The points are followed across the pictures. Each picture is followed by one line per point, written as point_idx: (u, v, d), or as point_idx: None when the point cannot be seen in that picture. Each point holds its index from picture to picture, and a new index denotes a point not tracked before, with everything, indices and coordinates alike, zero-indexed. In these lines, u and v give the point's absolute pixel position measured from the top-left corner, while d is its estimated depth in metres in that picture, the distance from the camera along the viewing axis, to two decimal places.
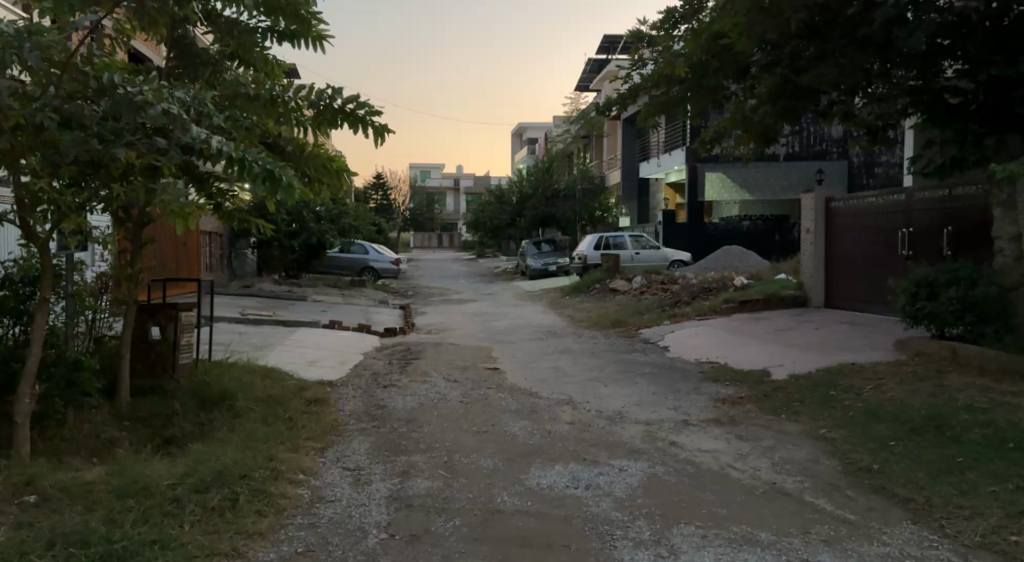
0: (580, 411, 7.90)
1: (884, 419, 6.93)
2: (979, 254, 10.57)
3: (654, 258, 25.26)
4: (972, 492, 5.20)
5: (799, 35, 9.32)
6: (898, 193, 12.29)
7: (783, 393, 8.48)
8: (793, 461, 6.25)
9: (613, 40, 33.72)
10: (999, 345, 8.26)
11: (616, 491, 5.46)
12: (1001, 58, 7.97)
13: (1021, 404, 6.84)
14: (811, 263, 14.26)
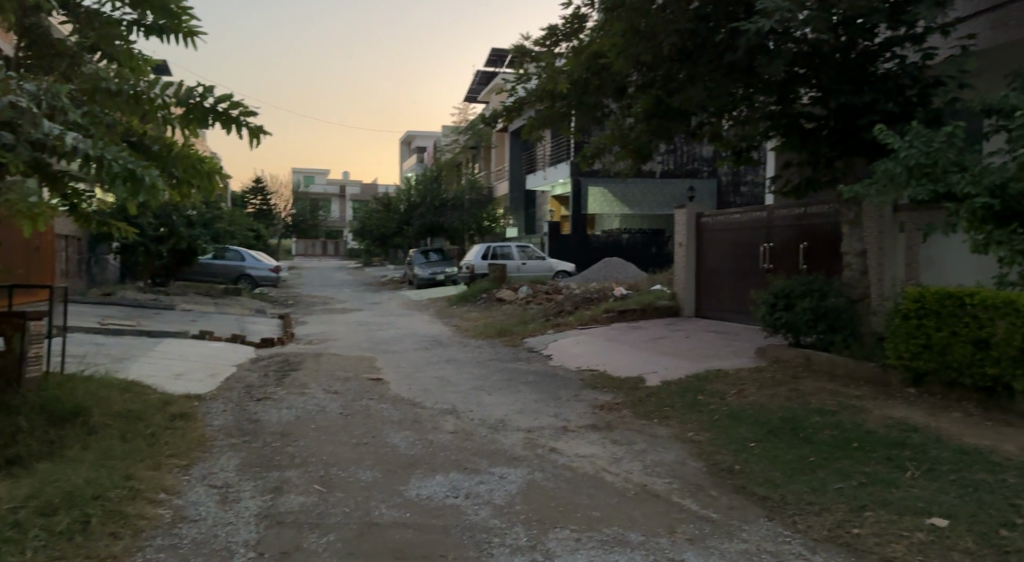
0: (462, 420, 7.93)
1: (746, 422, 7.36)
2: (830, 268, 11.44)
3: (540, 269, 25.57)
4: (821, 489, 5.60)
5: (672, 58, 9.80)
6: (760, 210, 13.12)
7: (656, 398, 8.83)
8: (662, 464, 6.52)
9: (500, 54, 34.17)
10: (847, 352, 8.98)
11: (494, 498, 5.50)
12: (849, 87, 8.68)
13: (864, 406, 7.45)
14: (683, 275, 14.96)
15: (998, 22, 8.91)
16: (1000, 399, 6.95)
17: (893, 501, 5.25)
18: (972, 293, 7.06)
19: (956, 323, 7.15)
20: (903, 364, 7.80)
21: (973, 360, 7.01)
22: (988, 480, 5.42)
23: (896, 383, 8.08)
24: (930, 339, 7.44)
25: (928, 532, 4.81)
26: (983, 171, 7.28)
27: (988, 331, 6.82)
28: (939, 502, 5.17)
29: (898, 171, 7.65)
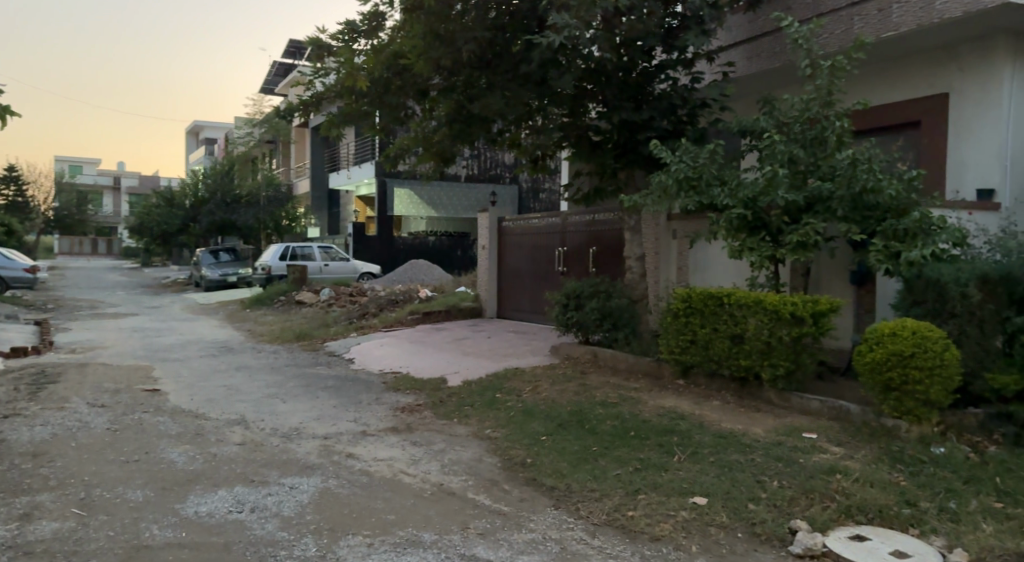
0: (252, 430, 7.52)
1: (538, 417, 7.68)
2: (615, 271, 12.26)
3: (343, 271, 25.01)
4: (602, 477, 5.98)
5: (471, 65, 10.04)
6: (555, 216, 13.78)
7: (455, 398, 8.95)
8: (459, 462, 6.62)
9: (298, 46, 32.93)
10: (629, 348, 9.69)
11: (283, 510, 5.27)
12: (630, 104, 9.40)
13: (643, 398, 8.08)
14: (485, 277, 15.34)
15: (753, 53, 10.07)
16: (751, 387, 7.86)
17: (664, 483, 5.74)
18: (729, 293, 7.92)
19: (716, 321, 7.98)
20: (674, 359, 8.57)
21: (729, 353, 7.86)
22: (741, 460, 6.10)
23: (669, 375, 8.85)
24: (696, 335, 8.24)
25: (691, 510, 5.31)
26: (739, 186, 8.20)
27: (742, 327, 7.70)
28: (700, 482, 5.74)
29: (669, 183, 8.44)
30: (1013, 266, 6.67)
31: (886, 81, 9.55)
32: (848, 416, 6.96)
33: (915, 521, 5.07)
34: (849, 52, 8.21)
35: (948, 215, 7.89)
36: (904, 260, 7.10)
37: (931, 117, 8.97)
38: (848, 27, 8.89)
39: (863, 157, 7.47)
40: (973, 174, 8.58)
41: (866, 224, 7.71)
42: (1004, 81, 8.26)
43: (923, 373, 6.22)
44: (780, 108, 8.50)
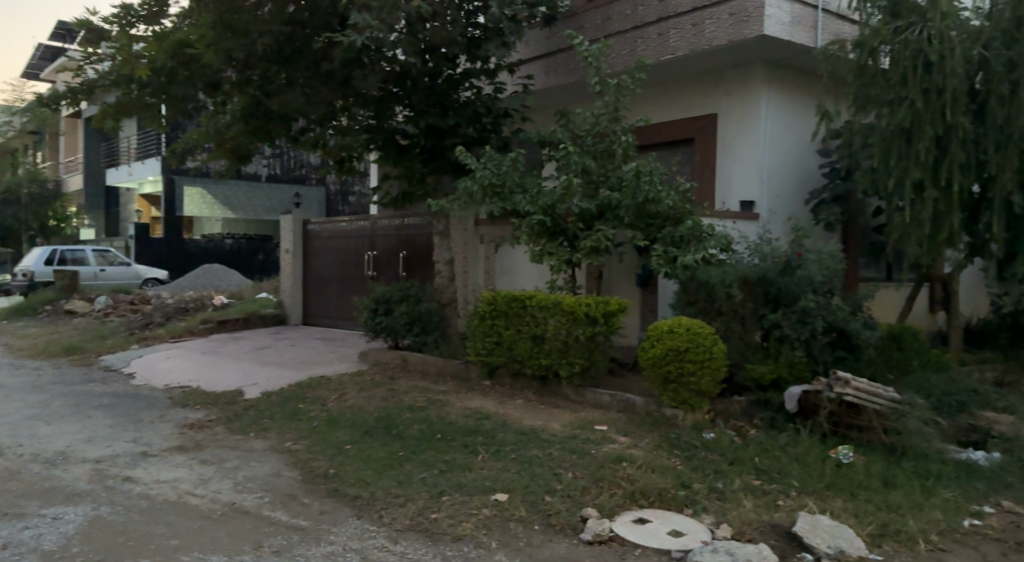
0: (7, 457, 6.64)
1: (342, 426, 7.50)
2: (423, 275, 12.28)
3: (123, 277, 22.81)
4: (407, 481, 5.96)
5: (269, 60, 9.61)
6: (363, 220, 13.55)
7: (252, 411, 8.50)
8: (254, 478, 6.29)
9: (69, 29, 29.71)
10: (436, 351, 9.76)
11: (43, 544, 4.71)
12: (435, 109, 9.49)
13: (449, 400, 8.17)
14: (289, 283, 14.75)
15: (550, 68, 10.55)
16: (551, 385, 8.22)
17: (466, 483, 5.84)
18: (531, 295, 8.24)
19: (520, 323, 8.28)
20: (480, 360, 8.75)
21: (530, 353, 8.17)
22: (540, 455, 6.35)
23: (476, 377, 9.03)
24: (501, 336, 8.48)
25: (492, 508, 5.44)
26: (538, 193, 8.57)
27: (542, 328, 8.05)
28: (502, 479, 5.90)
29: (473, 189, 8.66)
30: (768, 269, 7.55)
31: (667, 101, 10.44)
32: (635, 408, 7.51)
33: (689, 502, 5.56)
34: (634, 71, 8.86)
35: (717, 224, 8.76)
36: (679, 264, 7.83)
37: (705, 134, 9.90)
38: (633, 48, 9.58)
39: (646, 170, 8.12)
40: (740, 188, 9.58)
41: (649, 231, 8.35)
42: (761, 106, 9.32)
43: (697, 365, 6.88)
44: (574, 121, 8.98)
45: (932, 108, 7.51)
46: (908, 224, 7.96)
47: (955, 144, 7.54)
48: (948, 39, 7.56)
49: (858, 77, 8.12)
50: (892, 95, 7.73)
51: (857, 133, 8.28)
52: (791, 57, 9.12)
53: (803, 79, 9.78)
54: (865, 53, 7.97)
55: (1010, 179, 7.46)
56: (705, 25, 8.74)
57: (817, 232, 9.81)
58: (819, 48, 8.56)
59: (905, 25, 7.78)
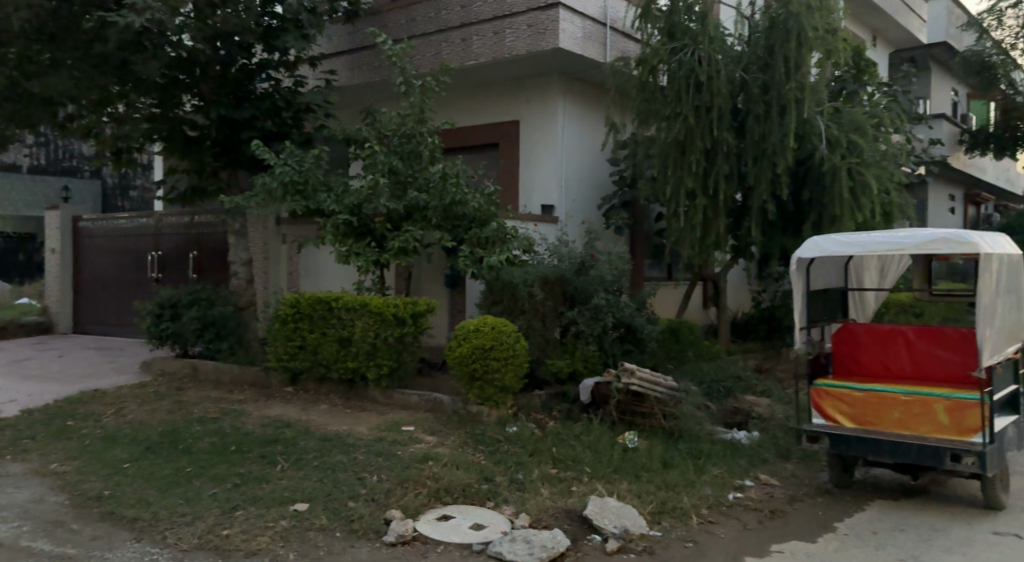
0: None
1: (121, 443, 6.85)
2: (217, 277, 11.56)
3: None
4: (195, 498, 5.57)
5: (31, 37, 8.59)
6: (146, 217, 12.49)
7: (10, 431, 7.52)
8: (9, 507, 5.58)
9: None
10: (232, 358, 9.24)
11: None
12: (228, 101, 8.99)
13: (245, 409, 7.77)
14: (57, 287, 13.25)
15: (353, 65, 10.37)
16: (358, 388, 8.08)
17: (262, 496, 5.57)
18: (336, 297, 8.04)
19: (325, 325, 8.06)
20: (282, 366, 8.41)
21: (336, 356, 7.97)
22: (343, 461, 6.22)
23: (276, 384, 8.68)
24: (304, 340, 8.20)
25: (290, 518, 5.24)
26: (344, 193, 8.39)
27: (349, 330, 7.88)
28: (301, 488, 5.70)
29: (273, 187, 8.31)
30: (565, 269, 7.96)
31: (471, 105, 10.66)
32: (441, 406, 7.60)
33: (491, 495, 5.71)
34: (437, 74, 8.95)
35: (520, 226, 9.06)
36: (484, 265, 8.02)
37: (507, 139, 10.22)
38: (437, 51, 9.67)
39: (451, 173, 8.22)
40: (540, 191, 10.00)
41: (456, 231, 8.46)
42: (559, 115, 9.80)
43: (501, 361, 7.09)
44: (378, 120, 8.91)
45: (703, 123, 8.34)
46: (684, 228, 8.76)
47: (721, 157, 8.43)
48: (715, 62, 8.41)
49: (641, 91, 8.81)
50: (669, 110, 8.47)
51: (641, 143, 8.99)
52: (582, 70, 9.67)
53: (596, 90, 10.40)
54: (647, 70, 8.67)
55: (765, 189, 8.48)
56: (505, 34, 9.02)
57: (609, 234, 10.50)
58: (608, 62, 9.15)
59: (680, 47, 8.56)
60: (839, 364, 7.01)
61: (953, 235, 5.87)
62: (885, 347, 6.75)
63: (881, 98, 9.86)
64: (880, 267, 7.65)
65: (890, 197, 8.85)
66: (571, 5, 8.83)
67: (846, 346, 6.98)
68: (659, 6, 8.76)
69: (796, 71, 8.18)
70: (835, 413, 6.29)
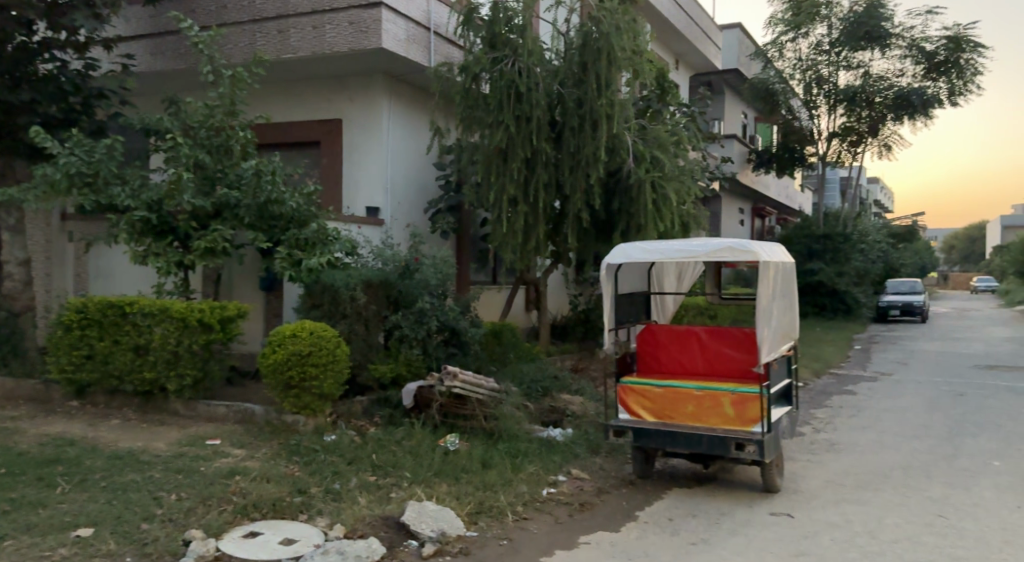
0: None
1: None
2: None
3: None
4: None
5: None
6: None
7: None
8: None
9: None
10: (5, 370, 8.22)
11: None
12: None
13: (19, 427, 6.94)
14: None
15: (154, 50, 9.61)
16: (156, 400, 7.50)
17: (37, 523, 4.96)
18: (132, 302, 7.36)
19: (118, 333, 7.37)
20: (66, 378, 7.61)
21: (132, 366, 7.32)
22: (136, 480, 5.72)
23: (59, 398, 7.84)
24: (93, 349, 7.48)
25: (71, 546, 4.67)
26: (142, 188, 7.76)
27: (147, 337, 7.25)
28: (86, 512, 5.16)
29: (57, 178, 7.50)
30: (388, 273, 7.86)
31: (291, 101, 10.27)
32: (252, 417, 7.23)
33: (303, 507, 5.48)
34: (250, 66, 8.53)
35: (342, 227, 8.81)
36: (303, 267, 7.72)
37: (328, 138, 9.94)
38: (250, 42, 9.21)
39: (266, 170, 7.85)
40: (362, 194, 9.82)
41: (271, 232, 8.08)
42: (383, 116, 9.68)
43: (318, 369, 6.84)
44: (184, 110, 8.32)
45: (523, 133, 8.59)
46: (506, 234, 8.96)
47: (540, 166, 8.75)
48: (534, 74, 8.70)
49: (464, 98, 8.92)
50: (491, 117, 8.65)
51: (465, 149, 9.10)
52: (406, 72, 9.61)
53: (420, 92, 10.38)
54: (469, 77, 8.80)
55: (581, 198, 8.88)
56: (325, 29, 8.77)
57: (433, 238, 10.51)
58: (432, 67, 9.16)
59: (501, 57, 8.78)
60: (642, 363, 7.50)
61: (739, 245, 6.49)
62: (683, 347, 7.30)
63: (681, 117, 10.69)
64: (678, 273, 8.28)
65: (689, 209, 9.61)
66: (394, 6, 8.74)
67: (649, 346, 7.46)
68: (481, 16, 9.02)
69: (607, 87, 8.65)
70: (639, 409, 6.71)
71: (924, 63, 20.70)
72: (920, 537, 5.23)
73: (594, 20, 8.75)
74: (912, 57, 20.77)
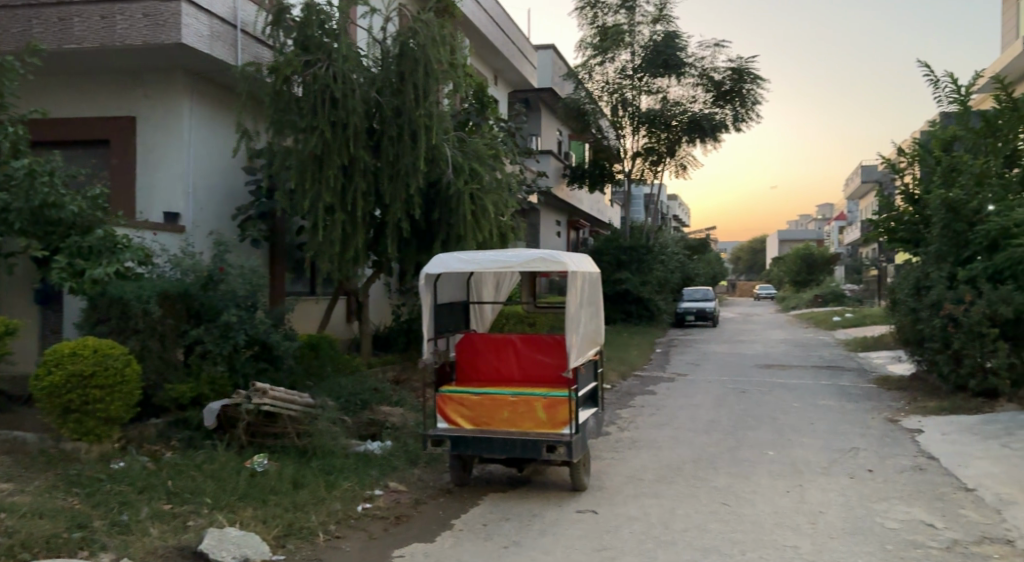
0: None
1: None
2: None
3: None
4: None
5: None
6: None
7: None
8: None
9: None
10: None
11: None
12: None
13: None
14: None
15: None
16: None
17: None
18: None
19: None
20: None
21: None
22: None
23: None
24: None
25: None
26: None
27: None
28: None
29: None
30: (189, 284, 7.36)
31: (77, 94, 9.36)
32: (24, 446, 6.46)
33: (85, 543, 4.94)
34: (21, 54, 7.67)
35: (135, 234, 8.13)
36: (87, 278, 7.02)
37: (119, 137, 9.15)
38: (25, 29, 8.32)
39: (42, 170, 7.08)
40: (160, 199, 9.13)
41: (49, 239, 7.28)
42: (184, 116, 9.07)
43: (105, 390, 6.26)
44: None
45: (338, 140, 8.41)
46: (321, 243, 8.70)
47: (357, 174, 8.59)
48: (350, 81, 8.55)
49: (275, 100, 8.57)
50: (304, 122, 8.40)
51: (276, 154, 8.74)
52: (209, 70, 9.07)
53: (225, 92, 9.84)
54: (279, 79, 8.48)
55: (400, 208, 8.84)
56: (115, 20, 8.10)
57: (242, 246, 9.97)
58: (239, 66, 8.72)
59: (313, 61, 8.56)
60: (461, 371, 7.59)
61: (549, 256, 6.77)
62: (499, 355, 7.47)
63: (498, 132, 10.99)
64: (496, 282, 8.46)
65: (506, 220, 9.87)
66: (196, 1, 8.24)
67: (467, 354, 7.57)
68: (293, 17, 8.75)
69: (424, 99, 8.69)
70: (456, 417, 6.78)
71: (713, 91, 22.80)
72: (707, 524, 5.71)
73: (410, 31, 8.78)
74: (703, 85, 22.81)
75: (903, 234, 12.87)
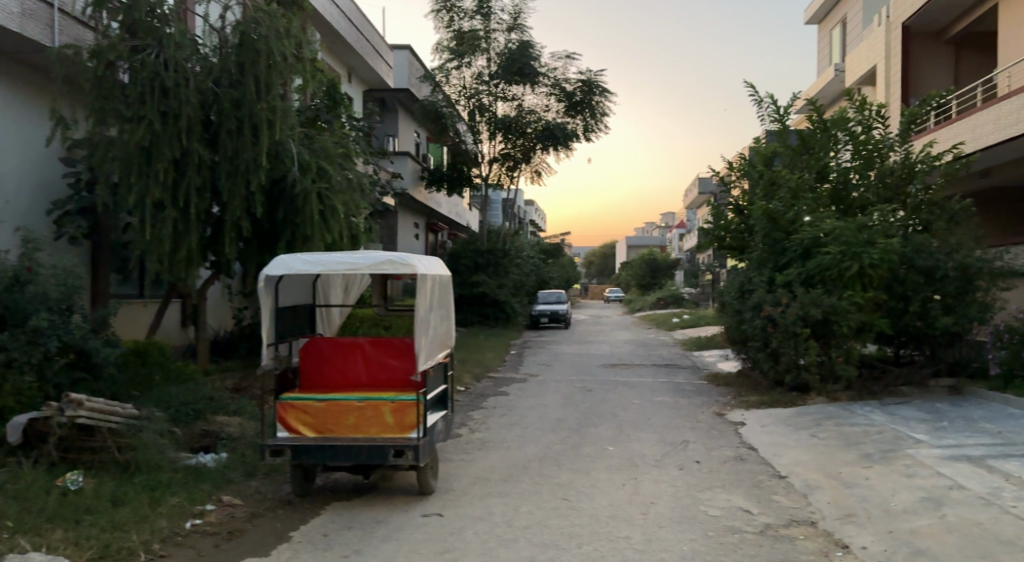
0: None
1: None
2: None
3: None
4: None
5: None
6: None
7: None
8: None
9: None
10: None
11: None
12: None
13: None
14: None
15: None
16: None
17: None
18: None
19: None
20: None
21: None
22: None
23: None
24: None
25: None
26: None
27: None
28: None
29: None
30: None
31: None
32: None
33: None
34: None
35: None
36: None
37: None
38: None
39: None
40: None
41: None
42: None
43: None
44: None
45: (169, 131, 7.91)
46: (151, 242, 8.14)
47: (192, 169, 8.11)
48: (184, 69, 8.08)
49: (96, 86, 7.93)
50: (131, 112, 7.84)
51: (98, 145, 8.09)
52: (20, 51, 8.27)
53: (40, 77, 9.00)
54: (102, 64, 7.87)
55: (240, 206, 8.44)
56: None
57: (58, 245, 9.14)
58: (54, 48, 8.02)
59: (142, 46, 8.04)
60: (305, 377, 7.34)
61: (396, 258, 6.68)
62: (345, 359, 7.30)
63: (349, 130, 10.77)
64: (344, 285, 8.26)
65: (356, 221, 9.69)
66: None
67: (311, 359, 7.33)
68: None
69: (266, 92, 8.36)
70: (298, 425, 6.54)
71: (565, 101, 23.56)
72: (547, 520, 5.86)
73: (251, 21, 8.42)
74: (555, 95, 23.52)
75: (733, 241, 13.89)
